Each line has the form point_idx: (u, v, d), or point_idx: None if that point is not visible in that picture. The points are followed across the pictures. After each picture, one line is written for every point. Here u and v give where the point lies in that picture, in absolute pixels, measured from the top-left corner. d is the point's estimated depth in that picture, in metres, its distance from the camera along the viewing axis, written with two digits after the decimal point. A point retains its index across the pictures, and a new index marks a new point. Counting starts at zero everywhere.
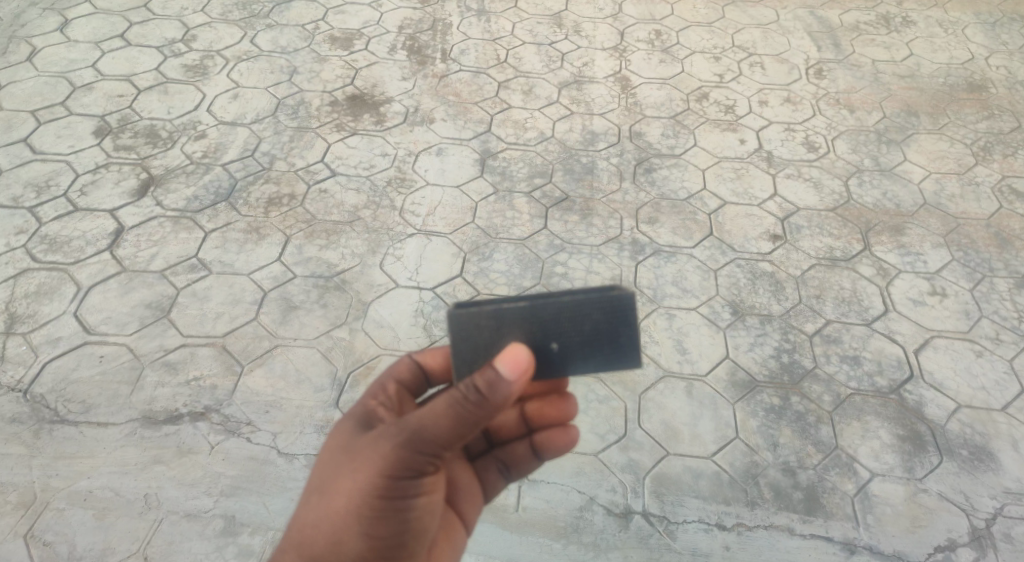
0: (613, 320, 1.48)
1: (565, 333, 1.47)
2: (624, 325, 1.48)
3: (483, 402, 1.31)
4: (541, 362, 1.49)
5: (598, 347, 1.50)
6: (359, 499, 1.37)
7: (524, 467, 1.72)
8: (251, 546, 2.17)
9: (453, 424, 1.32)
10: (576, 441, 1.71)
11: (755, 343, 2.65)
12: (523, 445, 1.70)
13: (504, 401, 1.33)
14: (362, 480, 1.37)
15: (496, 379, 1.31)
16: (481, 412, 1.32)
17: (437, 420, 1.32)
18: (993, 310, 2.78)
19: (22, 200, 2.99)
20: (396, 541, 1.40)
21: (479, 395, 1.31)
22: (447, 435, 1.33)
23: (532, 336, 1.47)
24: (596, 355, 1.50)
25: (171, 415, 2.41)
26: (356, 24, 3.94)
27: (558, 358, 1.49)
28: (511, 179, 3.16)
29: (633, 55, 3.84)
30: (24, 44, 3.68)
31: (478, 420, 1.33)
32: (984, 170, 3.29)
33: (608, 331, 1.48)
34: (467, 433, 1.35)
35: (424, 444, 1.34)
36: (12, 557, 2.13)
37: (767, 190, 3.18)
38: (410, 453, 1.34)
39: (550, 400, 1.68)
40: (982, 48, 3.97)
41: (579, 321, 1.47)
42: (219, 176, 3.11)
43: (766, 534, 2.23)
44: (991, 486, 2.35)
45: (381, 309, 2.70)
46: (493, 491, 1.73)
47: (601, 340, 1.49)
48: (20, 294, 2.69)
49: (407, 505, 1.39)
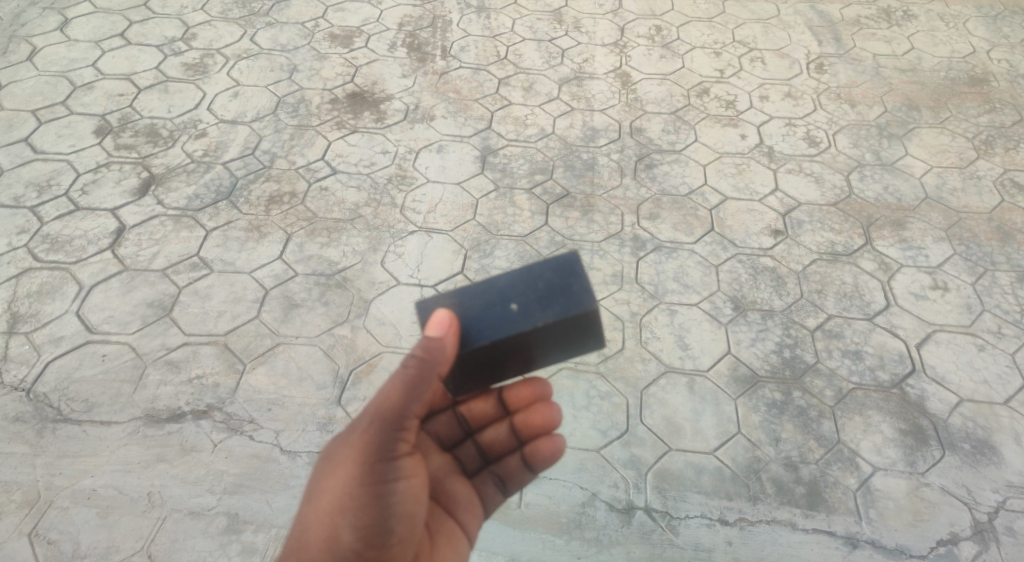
0: (563, 273, 1.59)
1: (521, 294, 1.58)
2: (574, 275, 1.58)
3: (425, 361, 1.47)
4: (505, 325, 1.55)
5: (555, 300, 1.56)
6: (341, 491, 1.38)
7: (518, 481, 1.72)
8: (255, 543, 2.18)
9: (406, 388, 1.44)
10: (563, 450, 1.72)
11: (756, 339, 2.65)
12: (515, 458, 1.72)
13: (444, 361, 1.49)
14: (343, 472, 1.39)
15: (430, 339, 1.49)
16: (426, 369, 1.46)
17: (391, 390, 1.44)
18: (995, 304, 2.78)
19: (24, 199, 2.99)
20: (386, 527, 1.39)
21: (419, 355, 1.47)
22: (403, 401, 1.43)
23: (491, 303, 1.58)
24: (555, 306, 1.55)
25: (173, 414, 2.42)
26: (355, 21, 3.93)
27: (519, 317, 1.55)
28: (511, 176, 3.15)
29: (633, 50, 3.84)
30: (24, 44, 3.69)
31: (426, 380, 1.46)
32: (986, 164, 3.28)
33: (560, 283, 1.58)
34: (421, 397, 1.46)
35: (387, 417, 1.43)
36: (17, 555, 2.14)
37: (768, 185, 3.17)
38: (378, 430, 1.42)
39: (536, 409, 1.70)
40: (983, 42, 3.96)
41: (531, 281, 1.59)
42: (220, 175, 3.11)
43: (768, 529, 2.23)
44: (994, 479, 2.35)
45: (382, 307, 2.70)
46: (491, 506, 1.72)
47: (556, 292, 1.57)
48: (22, 293, 2.70)
49: (389, 488, 1.40)
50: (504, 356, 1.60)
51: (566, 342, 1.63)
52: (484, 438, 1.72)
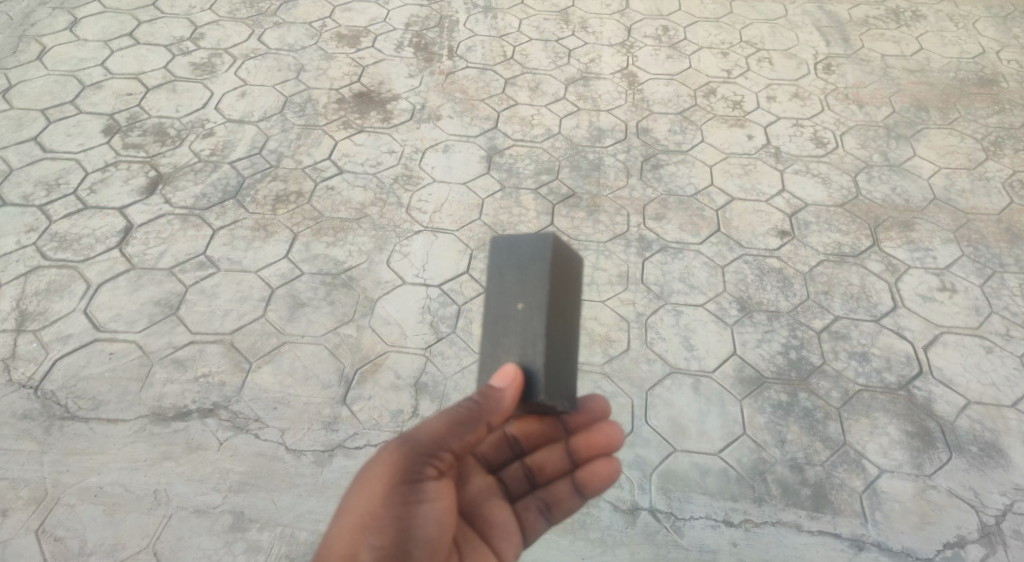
0: (509, 254, 1.70)
1: (512, 296, 1.67)
2: (516, 245, 1.70)
3: (479, 406, 1.50)
4: (531, 321, 1.62)
5: (528, 268, 1.67)
6: (365, 509, 1.40)
7: (564, 507, 1.71)
8: (260, 542, 2.18)
9: (449, 423, 1.48)
10: (618, 475, 1.70)
11: (763, 340, 2.64)
12: (565, 482, 1.72)
13: (499, 409, 1.51)
14: (368, 490, 1.41)
15: (489, 390, 1.53)
16: (478, 412, 1.50)
17: (435, 423, 1.47)
18: (1003, 306, 2.77)
19: (32, 198, 3.01)
20: (405, 549, 1.39)
21: (474, 398, 1.52)
22: (443, 434, 1.47)
23: (508, 327, 1.66)
24: (535, 274, 1.66)
25: (180, 412, 2.43)
26: (363, 21, 3.94)
27: (532, 304, 1.63)
28: (517, 176, 3.15)
29: (640, 50, 3.83)
30: (34, 44, 3.71)
31: (473, 422, 1.49)
32: (995, 165, 3.26)
33: (518, 259, 1.69)
34: (465, 435, 1.48)
35: (422, 445, 1.45)
36: (24, 552, 2.15)
37: (776, 185, 3.16)
38: (410, 454, 1.44)
39: (597, 428, 1.72)
40: (994, 42, 3.94)
41: (503, 285, 1.70)
42: (227, 174, 3.13)
43: (774, 531, 2.22)
44: (1001, 482, 2.33)
45: (388, 306, 2.70)
46: (532, 533, 1.70)
47: (527, 268, 1.67)
48: (30, 291, 2.71)
49: (413, 510, 1.41)
50: (558, 337, 1.66)
51: (565, 282, 1.72)
52: (534, 461, 1.71)
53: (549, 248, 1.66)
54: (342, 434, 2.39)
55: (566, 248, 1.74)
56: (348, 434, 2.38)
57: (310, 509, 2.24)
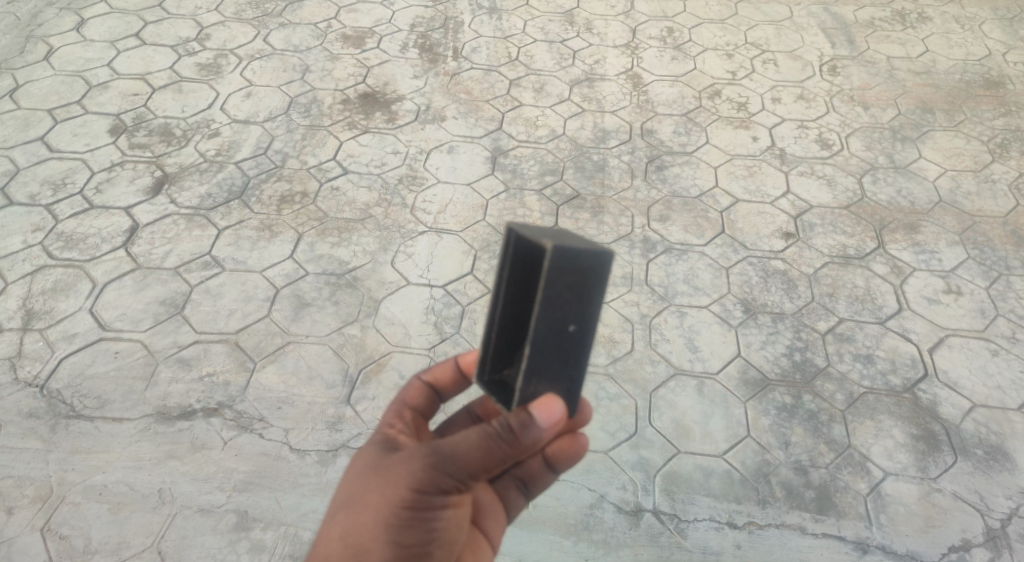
0: (567, 269, 1.41)
1: (566, 316, 1.45)
2: (577, 258, 1.42)
3: (517, 439, 1.34)
4: (578, 346, 1.50)
5: (584, 288, 1.46)
6: (386, 508, 1.36)
7: (540, 482, 1.65)
8: (264, 541, 2.19)
9: (485, 451, 1.33)
10: (586, 449, 1.64)
11: (767, 341, 2.64)
12: (537, 459, 1.64)
13: (537, 440, 1.36)
14: (390, 491, 1.36)
15: (534, 424, 1.34)
16: (517, 446, 1.34)
17: (471, 447, 1.33)
18: (1009, 309, 2.76)
19: (39, 198, 3.02)
20: (425, 549, 1.38)
21: (514, 427, 1.33)
22: (478, 459, 1.33)
23: (559, 352, 1.47)
24: (588, 294, 1.47)
25: (184, 411, 2.43)
26: (368, 22, 3.95)
27: (583, 330, 1.49)
28: (522, 177, 3.15)
29: (644, 52, 3.83)
30: (41, 44, 3.72)
31: (512, 452, 1.34)
32: (1001, 167, 3.25)
33: (576, 276, 1.44)
34: (500, 461, 1.35)
35: (455, 465, 1.34)
36: (29, 550, 2.16)
37: (780, 187, 3.16)
38: (441, 470, 1.34)
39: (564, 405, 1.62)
40: (1000, 44, 3.92)
41: (559, 303, 1.43)
42: (232, 174, 3.13)
43: (777, 533, 2.21)
44: (1007, 486, 2.32)
45: (392, 306, 2.71)
46: (514, 510, 1.65)
47: (581, 285, 1.45)
48: (37, 290, 2.73)
49: (435, 515, 1.37)
50: None
51: None
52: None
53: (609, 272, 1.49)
54: (346, 433, 2.39)
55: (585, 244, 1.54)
56: (351, 433, 2.39)
57: (313, 509, 2.24)
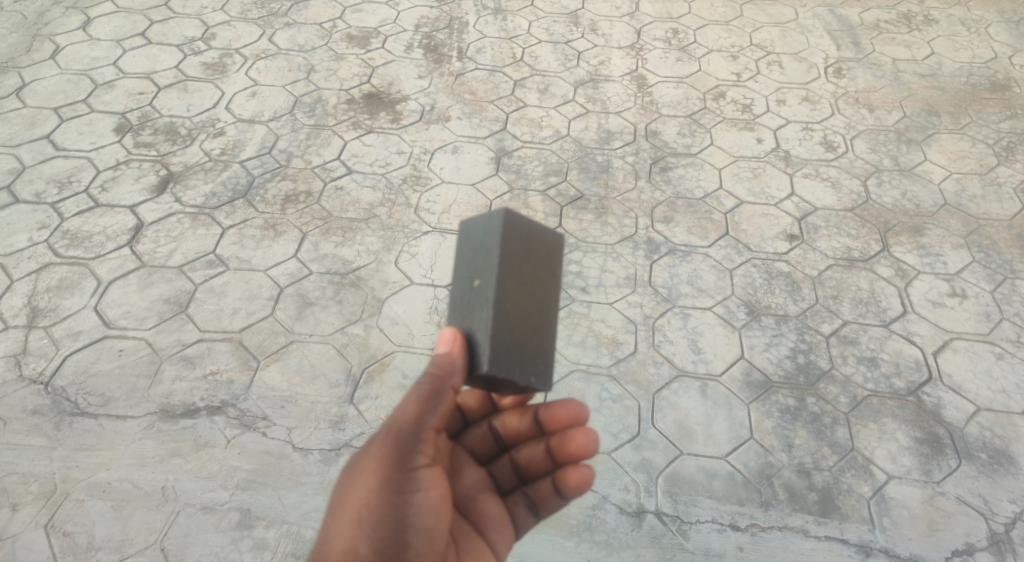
0: (476, 233, 1.63)
1: (473, 271, 1.61)
2: (482, 225, 1.62)
3: (439, 378, 1.47)
4: (479, 301, 1.56)
5: (486, 246, 1.59)
6: (358, 502, 1.37)
7: (550, 506, 1.64)
8: (267, 539, 2.19)
9: (421, 402, 1.44)
10: (592, 482, 1.59)
11: (771, 344, 2.64)
12: (547, 482, 1.63)
13: (456, 370, 1.50)
14: (361, 485, 1.38)
15: (437, 358, 1.51)
16: (440, 382, 1.47)
17: (407, 406, 1.44)
18: (1014, 312, 2.75)
19: (45, 196, 3.03)
20: (401, 540, 1.35)
21: (434, 372, 1.48)
22: (420, 413, 1.44)
23: (468, 305, 1.59)
24: (487, 250, 1.58)
25: (188, 409, 2.44)
26: (373, 22, 3.96)
27: (484, 283, 1.56)
28: (526, 177, 3.15)
29: (649, 53, 3.83)
30: (47, 43, 3.74)
31: (443, 393, 1.47)
32: (1006, 171, 3.24)
33: (483, 238, 1.61)
34: (439, 409, 1.46)
35: (402, 430, 1.42)
36: (33, 546, 2.17)
37: (785, 189, 3.15)
38: (395, 441, 1.42)
39: (571, 433, 1.59)
40: (1005, 47, 3.91)
41: (468, 264, 1.63)
42: (237, 173, 3.14)
43: (780, 536, 2.21)
44: (1011, 490, 2.31)
45: (395, 306, 2.71)
46: (522, 528, 1.65)
47: (485, 246, 1.60)
48: (42, 287, 2.74)
49: (406, 499, 1.38)
50: (525, 317, 1.58)
51: (531, 257, 1.62)
52: (520, 456, 1.64)
53: (505, 225, 1.56)
54: (350, 433, 2.39)
55: (528, 223, 1.63)
56: (354, 433, 2.39)
57: (316, 508, 2.25)
